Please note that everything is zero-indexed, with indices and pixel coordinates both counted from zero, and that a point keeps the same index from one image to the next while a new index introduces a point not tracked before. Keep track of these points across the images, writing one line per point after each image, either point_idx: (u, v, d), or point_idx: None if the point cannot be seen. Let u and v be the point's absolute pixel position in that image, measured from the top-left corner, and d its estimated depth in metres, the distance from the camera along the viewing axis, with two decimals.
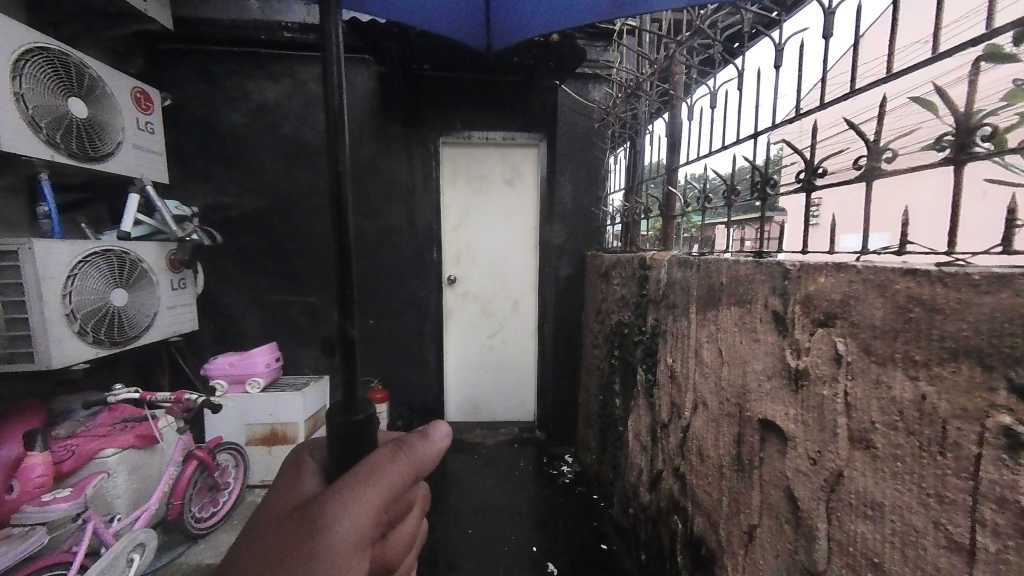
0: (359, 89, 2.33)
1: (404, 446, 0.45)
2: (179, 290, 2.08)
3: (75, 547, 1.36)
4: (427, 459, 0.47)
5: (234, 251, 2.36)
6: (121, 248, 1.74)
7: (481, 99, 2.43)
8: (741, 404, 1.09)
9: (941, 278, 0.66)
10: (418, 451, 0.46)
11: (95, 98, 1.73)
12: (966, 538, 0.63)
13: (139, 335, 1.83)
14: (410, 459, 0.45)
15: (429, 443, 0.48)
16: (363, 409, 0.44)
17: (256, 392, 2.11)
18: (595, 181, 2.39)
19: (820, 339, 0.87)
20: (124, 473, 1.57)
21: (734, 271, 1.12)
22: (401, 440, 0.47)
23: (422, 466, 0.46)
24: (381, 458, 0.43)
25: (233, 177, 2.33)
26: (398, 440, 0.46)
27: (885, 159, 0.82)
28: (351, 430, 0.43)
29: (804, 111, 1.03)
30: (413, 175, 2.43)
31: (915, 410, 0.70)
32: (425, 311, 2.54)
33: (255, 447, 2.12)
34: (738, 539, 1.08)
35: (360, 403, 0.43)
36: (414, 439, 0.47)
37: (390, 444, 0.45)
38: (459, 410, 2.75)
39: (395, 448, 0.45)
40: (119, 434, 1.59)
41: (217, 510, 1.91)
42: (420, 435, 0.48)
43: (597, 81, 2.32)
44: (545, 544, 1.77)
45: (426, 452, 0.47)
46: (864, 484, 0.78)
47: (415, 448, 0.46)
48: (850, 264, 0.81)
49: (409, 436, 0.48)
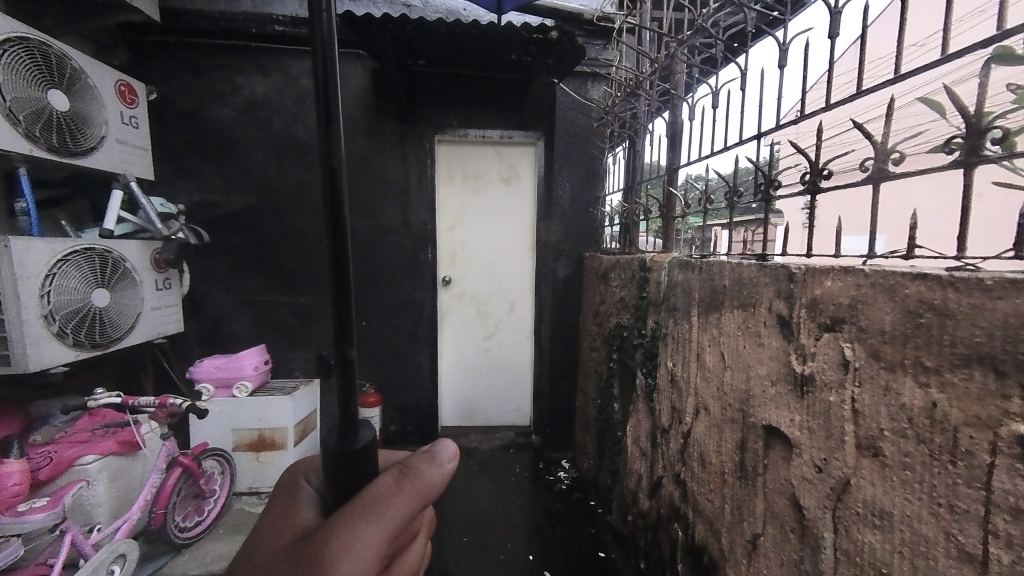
0: (353, 85, 2.28)
1: (408, 473, 0.42)
2: (165, 290, 2.02)
3: (53, 560, 1.31)
4: (434, 484, 0.43)
5: (222, 251, 2.30)
6: (103, 246, 1.68)
7: (478, 96, 2.40)
8: (743, 410, 1.08)
9: (952, 282, 0.65)
10: (424, 477, 0.43)
11: (77, 90, 1.66)
12: (978, 548, 0.61)
13: (122, 337, 1.77)
14: (415, 487, 0.42)
15: (435, 466, 0.45)
16: (365, 432, 0.40)
17: (245, 396, 2.05)
18: (593, 181, 2.37)
19: (827, 343, 0.85)
20: (104, 481, 1.51)
21: (738, 275, 1.11)
22: (405, 465, 0.44)
23: (428, 493, 0.42)
24: (383, 489, 0.40)
25: (222, 175, 2.27)
26: (402, 465, 0.43)
27: (892, 161, 0.80)
28: (344, 457, 0.39)
29: (808, 111, 1.01)
30: (408, 175, 2.39)
31: (925, 417, 0.68)
32: (419, 312, 2.49)
33: (243, 453, 2.06)
34: (740, 548, 1.06)
35: (360, 421, 0.40)
36: (419, 463, 0.44)
37: (394, 471, 0.42)
38: (453, 413, 2.71)
39: (399, 475, 0.42)
40: (99, 441, 1.52)
41: (202, 519, 1.84)
42: (426, 456, 0.45)
43: (596, 80, 2.30)
44: (542, 552, 1.75)
45: (432, 477, 0.43)
46: (873, 492, 0.76)
47: (420, 474, 0.43)
48: (857, 268, 0.79)
49: (413, 459, 0.45)
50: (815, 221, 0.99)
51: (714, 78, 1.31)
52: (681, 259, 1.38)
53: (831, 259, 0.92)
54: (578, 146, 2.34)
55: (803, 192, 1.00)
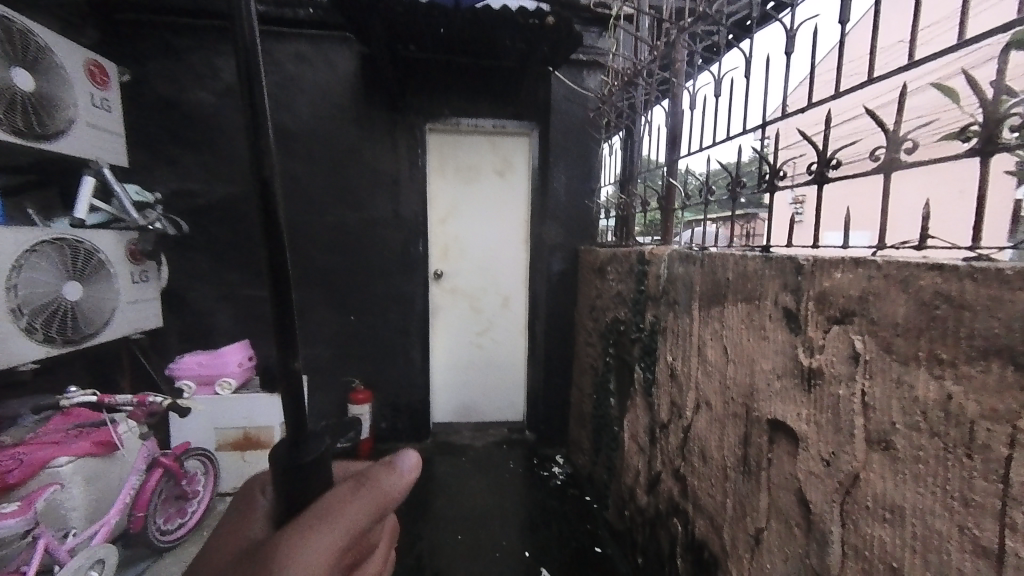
0: (340, 70, 2.20)
1: (365, 482, 0.37)
2: (143, 284, 1.93)
3: (27, 567, 1.24)
4: (393, 495, 0.37)
5: (202, 243, 2.20)
6: (72, 236, 1.57)
7: (471, 84, 2.33)
8: (747, 404, 1.06)
9: (970, 273, 0.63)
10: (382, 486, 0.37)
11: (43, 70, 1.56)
12: (994, 542, 0.60)
13: (97, 333, 1.69)
14: (372, 498, 0.36)
15: (395, 475, 0.39)
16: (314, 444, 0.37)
17: (228, 393, 1.97)
18: (588, 173, 2.33)
19: (837, 336, 0.83)
20: (80, 483, 1.44)
21: (743, 267, 1.09)
22: (362, 475, 0.38)
23: (385, 505, 0.37)
24: (333, 502, 0.35)
25: (202, 164, 2.17)
26: (357, 476, 0.38)
27: (905, 150, 0.78)
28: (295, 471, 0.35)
29: (817, 99, 0.99)
30: (399, 166, 2.32)
31: (939, 410, 0.67)
32: (410, 307, 2.43)
33: (227, 453, 1.98)
34: (743, 542, 1.06)
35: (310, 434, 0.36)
36: (377, 471, 0.38)
37: (349, 480, 0.37)
38: (446, 411, 2.66)
39: (354, 484, 0.36)
40: (75, 441, 1.44)
41: (184, 522, 1.75)
42: (386, 465, 0.39)
43: (592, 69, 2.27)
44: (538, 549, 1.73)
45: (390, 487, 0.38)
46: (882, 486, 0.75)
47: (377, 483, 0.38)
48: (869, 259, 0.77)
49: (372, 468, 0.39)
50: (822, 211, 0.97)
51: (717, 65, 1.28)
52: (681, 252, 1.37)
53: (838, 252, 0.90)
54: (573, 138, 2.30)
55: (809, 184, 0.98)
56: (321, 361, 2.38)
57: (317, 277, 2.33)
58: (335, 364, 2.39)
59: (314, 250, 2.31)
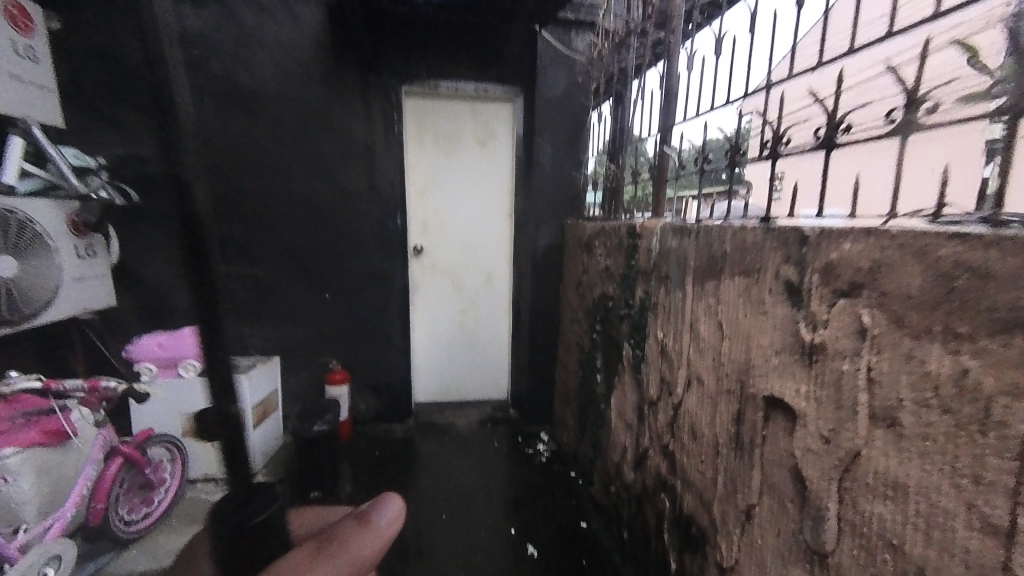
0: (305, 24, 2.02)
1: (337, 543, 0.49)
2: (89, 259, 1.75)
3: None
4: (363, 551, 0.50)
5: (158, 215, 2.02)
6: (4, 205, 1.42)
7: (450, 45, 2.18)
8: (742, 380, 1.03)
9: (995, 241, 0.58)
10: (353, 544, 0.50)
11: None
12: (1006, 521, 0.57)
13: (39, 312, 1.53)
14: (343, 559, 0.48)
15: (370, 528, 0.52)
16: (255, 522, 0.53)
17: (192, 376, 1.84)
18: (575, 143, 2.23)
19: (842, 311, 0.79)
20: (29, 477, 1.29)
21: (742, 239, 1.04)
22: (335, 536, 0.50)
23: (357, 563, 0.48)
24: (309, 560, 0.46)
25: (153, 127, 1.97)
26: (330, 539, 0.49)
27: (924, 111, 0.73)
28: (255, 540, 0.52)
29: (829, 59, 0.93)
30: (373, 132, 2.17)
31: (953, 386, 0.63)
32: (389, 284, 2.32)
33: (196, 439, 1.86)
34: (734, 517, 1.04)
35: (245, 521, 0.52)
36: (350, 534, 0.51)
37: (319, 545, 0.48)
38: (428, 391, 2.60)
39: (323, 550, 0.48)
40: (20, 431, 1.30)
41: (150, 512, 1.64)
42: (361, 524, 0.52)
43: (580, 29, 2.13)
44: (523, 527, 1.72)
45: (363, 543, 0.50)
46: (885, 464, 0.72)
47: (349, 543, 0.49)
48: (882, 228, 0.72)
49: (348, 529, 0.51)
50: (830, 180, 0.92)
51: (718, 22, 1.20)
52: (674, 225, 1.31)
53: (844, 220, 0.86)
54: (559, 104, 2.19)
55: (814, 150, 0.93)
56: (295, 341, 2.26)
57: (288, 252, 2.19)
58: (310, 344, 2.28)
59: (283, 224, 2.17)
